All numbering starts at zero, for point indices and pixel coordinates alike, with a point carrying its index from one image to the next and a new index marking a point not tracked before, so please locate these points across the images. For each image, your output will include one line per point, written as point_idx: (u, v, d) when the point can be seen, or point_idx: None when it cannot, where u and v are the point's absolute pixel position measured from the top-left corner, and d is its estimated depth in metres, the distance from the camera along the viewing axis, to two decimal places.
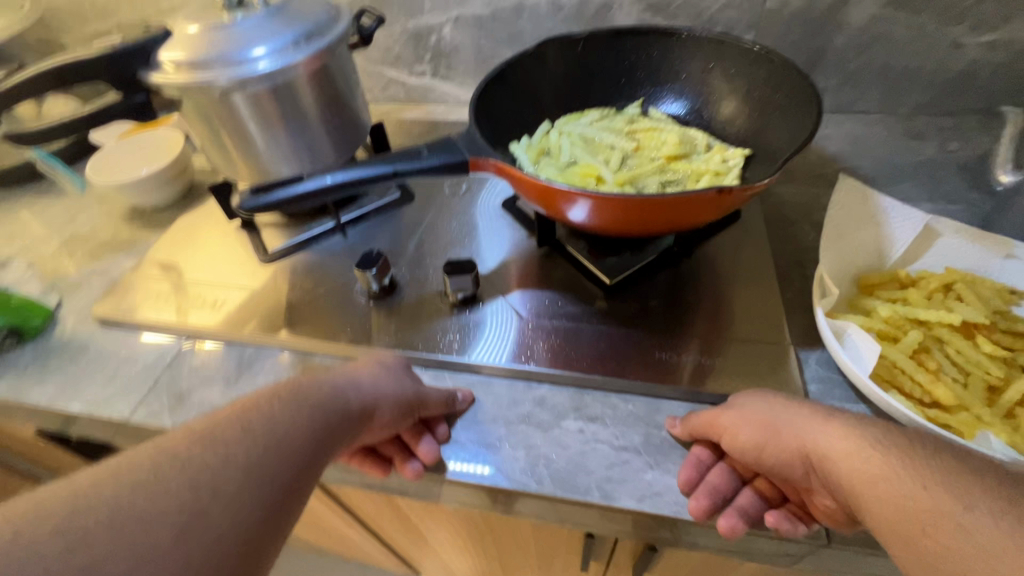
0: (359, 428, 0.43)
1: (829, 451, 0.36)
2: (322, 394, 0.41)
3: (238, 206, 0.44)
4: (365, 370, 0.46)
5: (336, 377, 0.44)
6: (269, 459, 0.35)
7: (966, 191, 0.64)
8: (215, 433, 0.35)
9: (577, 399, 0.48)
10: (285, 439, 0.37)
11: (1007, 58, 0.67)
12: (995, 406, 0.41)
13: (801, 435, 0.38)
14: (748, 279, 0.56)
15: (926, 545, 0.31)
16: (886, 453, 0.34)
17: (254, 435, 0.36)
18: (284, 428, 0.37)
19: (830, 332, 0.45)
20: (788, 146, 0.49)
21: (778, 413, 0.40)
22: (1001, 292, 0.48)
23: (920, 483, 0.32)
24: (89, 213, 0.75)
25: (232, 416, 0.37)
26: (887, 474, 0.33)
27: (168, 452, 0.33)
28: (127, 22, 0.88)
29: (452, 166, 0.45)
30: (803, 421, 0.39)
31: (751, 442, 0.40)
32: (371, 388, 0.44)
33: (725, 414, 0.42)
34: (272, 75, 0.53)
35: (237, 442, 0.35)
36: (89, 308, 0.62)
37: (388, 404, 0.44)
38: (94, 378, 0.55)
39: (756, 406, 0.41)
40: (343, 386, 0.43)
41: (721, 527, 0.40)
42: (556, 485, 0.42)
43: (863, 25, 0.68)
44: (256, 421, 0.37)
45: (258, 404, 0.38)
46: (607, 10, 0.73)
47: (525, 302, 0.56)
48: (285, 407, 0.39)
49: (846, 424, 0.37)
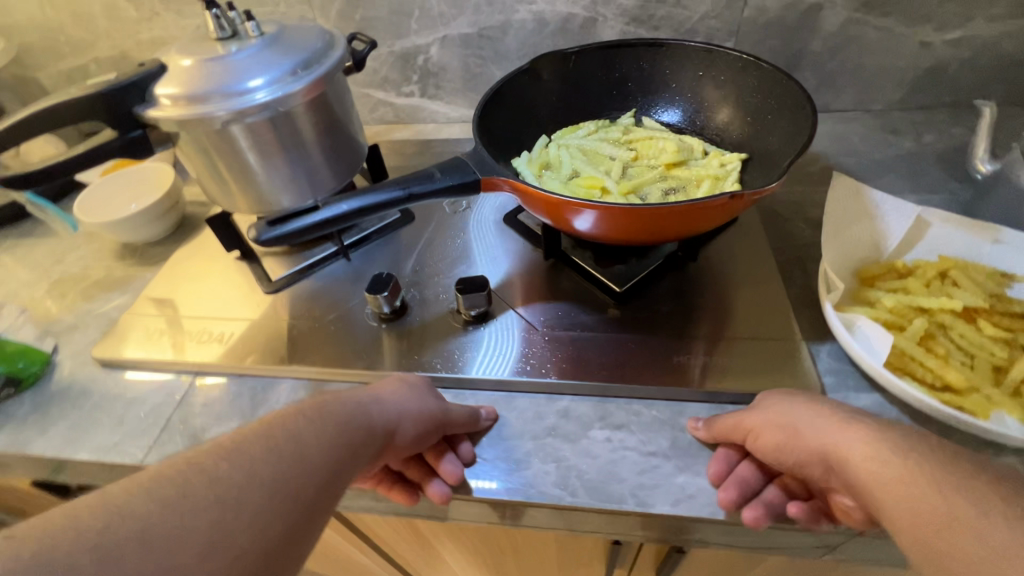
0: (382, 446, 0.42)
1: (845, 453, 0.37)
2: (346, 410, 0.41)
3: (252, 238, 0.43)
4: (387, 388, 0.46)
5: (359, 394, 0.44)
6: (295, 477, 0.35)
7: (947, 181, 0.67)
8: (242, 449, 0.35)
9: (600, 409, 0.49)
10: (311, 456, 0.37)
11: (971, 53, 0.71)
12: (1003, 385, 0.43)
13: (819, 437, 0.38)
14: (754, 279, 0.57)
15: (945, 549, 0.30)
16: (900, 453, 0.34)
17: (280, 452, 0.36)
18: (310, 445, 0.37)
19: (840, 325, 0.47)
20: (785, 149, 0.51)
21: (800, 414, 0.40)
22: (993, 276, 0.50)
23: (936, 487, 0.32)
24: (78, 253, 0.73)
25: (259, 431, 0.37)
26: (904, 476, 0.33)
27: (194, 466, 0.33)
28: (105, 56, 0.87)
29: (465, 186, 0.45)
30: (822, 414, 0.40)
31: (773, 444, 0.41)
32: (394, 406, 0.44)
33: (751, 416, 0.42)
34: (270, 104, 0.53)
35: (264, 458, 0.35)
36: (87, 350, 0.61)
37: (411, 422, 0.44)
38: (100, 421, 0.53)
39: (780, 404, 0.42)
40: (367, 403, 0.43)
41: (744, 517, 0.40)
42: (590, 496, 0.43)
43: (836, 29, 0.71)
44: (282, 437, 0.37)
45: (284, 420, 0.38)
46: (592, 25, 0.75)
47: (538, 315, 0.56)
48: (311, 424, 0.39)
49: (866, 427, 0.37)
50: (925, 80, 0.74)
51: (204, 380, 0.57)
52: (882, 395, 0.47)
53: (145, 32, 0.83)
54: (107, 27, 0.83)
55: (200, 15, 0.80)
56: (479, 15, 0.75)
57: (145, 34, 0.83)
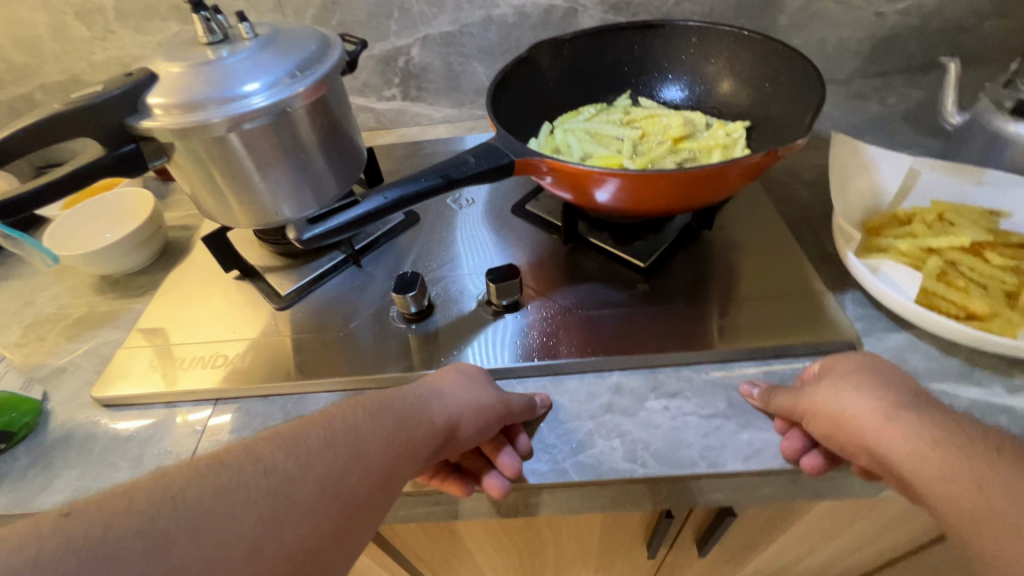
0: (443, 444, 0.40)
1: (886, 446, 0.38)
2: (406, 406, 0.40)
3: (294, 240, 0.40)
4: (448, 382, 0.44)
5: (419, 389, 0.42)
6: (350, 473, 0.34)
7: (917, 137, 0.72)
8: (298, 439, 0.34)
9: (651, 380, 0.49)
10: (367, 453, 0.35)
11: (919, 21, 0.77)
12: (1016, 307, 0.47)
13: (869, 428, 0.39)
14: (769, 241, 0.59)
15: (983, 543, 0.34)
16: (950, 450, 0.36)
17: (337, 445, 0.35)
18: (366, 439, 0.36)
19: (865, 269, 0.49)
20: (790, 112, 0.54)
21: (843, 403, 0.40)
22: (985, 214, 0.54)
23: (977, 485, 0.34)
24: (51, 291, 0.67)
25: (317, 422, 0.36)
26: (947, 475, 0.35)
27: (250, 455, 0.33)
28: (54, 82, 0.80)
29: (499, 169, 0.44)
30: (871, 393, 0.40)
31: (820, 434, 0.41)
32: (454, 401, 0.42)
33: (802, 403, 0.42)
34: (273, 107, 0.50)
35: (319, 451, 0.34)
36: (83, 393, 0.55)
37: (473, 417, 0.41)
38: (113, 465, 0.49)
39: (837, 375, 0.42)
40: (428, 398, 0.41)
41: (805, 466, 0.42)
42: (662, 464, 0.43)
43: (800, 5, 0.76)
44: (339, 431, 0.36)
45: (342, 413, 0.37)
46: (572, 15, 0.76)
47: (569, 298, 0.56)
48: (370, 419, 0.37)
49: (911, 421, 0.38)
50: (880, 48, 0.80)
51: (212, 420, 0.52)
52: (911, 332, 0.49)
53: (99, 52, 0.78)
54: (55, 49, 0.77)
55: (161, 30, 0.76)
56: (460, 12, 0.75)
57: (99, 54, 0.78)
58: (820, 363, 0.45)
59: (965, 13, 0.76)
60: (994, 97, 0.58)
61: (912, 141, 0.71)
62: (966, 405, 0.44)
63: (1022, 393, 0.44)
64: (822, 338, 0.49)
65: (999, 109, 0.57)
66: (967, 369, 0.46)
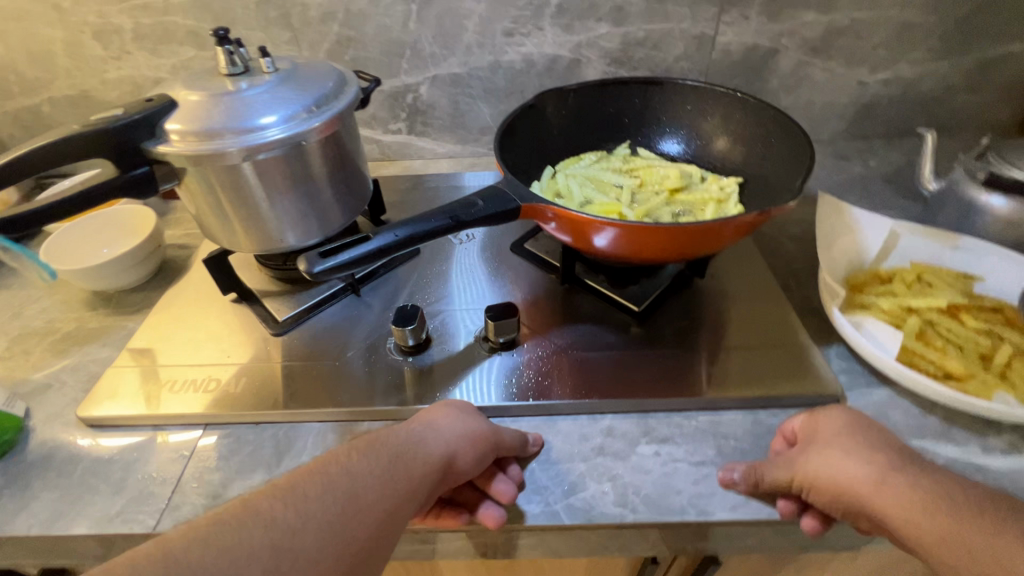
0: (443, 478, 0.40)
1: (883, 508, 0.38)
2: (399, 443, 0.39)
3: (304, 271, 0.41)
4: (442, 415, 0.43)
5: (411, 424, 0.41)
6: (348, 518, 0.34)
7: (897, 199, 0.76)
8: (296, 488, 0.34)
9: (643, 425, 0.50)
10: (366, 495, 0.35)
11: (899, 91, 0.82)
12: (991, 369, 0.49)
13: (867, 493, 0.39)
14: (758, 293, 0.61)
15: None
16: (941, 514, 0.37)
17: (335, 491, 0.35)
18: (365, 482, 0.36)
19: (849, 326, 0.52)
20: (781, 172, 0.57)
21: (837, 463, 0.41)
22: (960, 277, 0.57)
23: (966, 547, 0.35)
24: (40, 304, 0.66)
25: (313, 470, 0.36)
26: (940, 538, 0.36)
27: (251, 509, 0.33)
28: (63, 96, 0.81)
29: (506, 214, 0.46)
30: (862, 455, 0.41)
31: (822, 498, 0.41)
32: (448, 433, 0.41)
33: (798, 463, 0.42)
34: (287, 140, 0.51)
35: (317, 499, 0.34)
36: (66, 411, 0.54)
37: (468, 448, 0.41)
38: (94, 489, 0.47)
39: (828, 441, 0.43)
40: (422, 432, 0.40)
41: (806, 527, 0.42)
42: (652, 510, 0.43)
43: (790, 69, 0.80)
44: (336, 475, 0.36)
45: (337, 458, 0.37)
46: (577, 66, 0.80)
47: (564, 338, 0.57)
48: (365, 461, 0.37)
49: (904, 482, 0.39)
50: (863, 114, 0.85)
51: (200, 442, 0.51)
52: (891, 389, 0.51)
53: (113, 71, 0.79)
54: (68, 65, 0.78)
55: (177, 54, 0.78)
56: (470, 56, 0.79)
57: (112, 73, 0.79)
58: (805, 424, 0.45)
59: (941, 87, 0.81)
60: (968, 168, 0.62)
61: (892, 204, 0.75)
62: (944, 463, 0.45)
63: (996, 452, 0.46)
64: (809, 390, 0.50)
65: (971, 180, 0.61)
66: (944, 427, 0.48)
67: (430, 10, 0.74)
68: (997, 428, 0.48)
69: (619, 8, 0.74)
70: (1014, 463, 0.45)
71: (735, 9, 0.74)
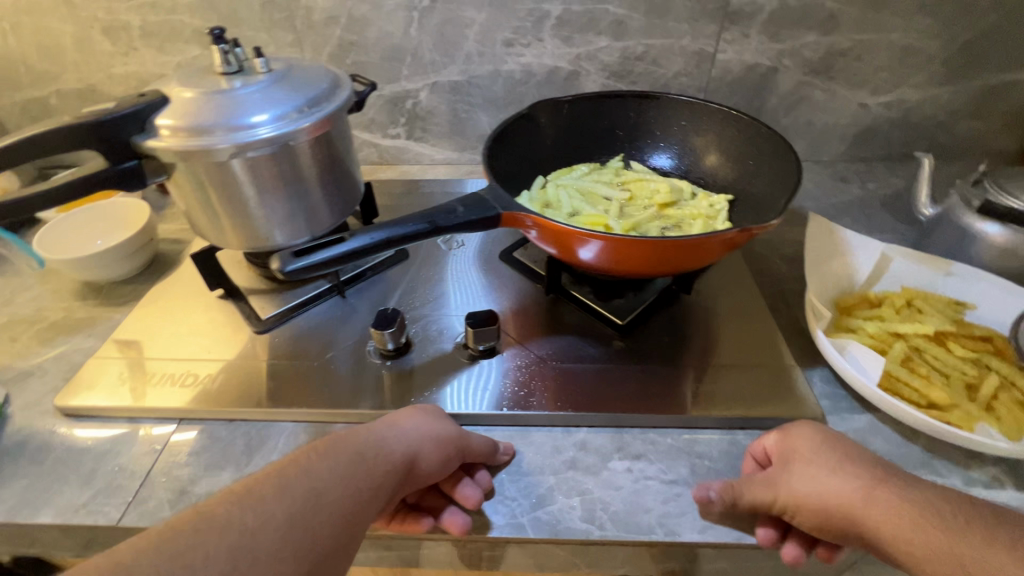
0: (405, 479, 0.40)
1: (875, 527, 0.37)
2: (360, 443, 0.39)
3: (275, 270, 0.41)
4: (406, 417, 0.43)
5: (374, 424, 0.41)
6: (308, 518, 0.34)
7: (893, 223, 0.75)
8: (253, 491, 0.34)
9: (617, 440, 0.49)
10: (326, 494, 0.35)
11: (900, 114, 0.82)
12: (976, 400, 0.48)
13: (859, 512, 0.38)
14: (744, 312, 0.61)
15: None
16: (931, 528, 0.35)
17: (294, 492, 0.34)
18: (325, 483, 0.35)
19: (832, 349, 0.51)
20: (770, 191, 0.57)
21: (822, 482, 0.40)
22: (951, 304, 0.56)
23: (959, 563, 0.34)
24: (31, 292, 0.67)
25: (272, 473, 0.35)
26: (932, 555, 0.34)
27: (207, 514, 0.32)
28: (69, 88, 0.83)
29: (486, 219, 0.47)
30: (845, 472, 0.40)
31: (810, 523, 0.40)
32: (411, 432, 0.41)
33: (781, 485, 0.41)
34: (276, 139, 0.52)
35: (276, 501, 0.33)
36: (45, 399, 0.55)
37: (433, 448, 0.41)
38: (63, 479, 0.48)
39: (807, 459, 0.41)
40: (384, 432, 0.40)
41: (784, 556, 0.41)
42: (619, 528, 0.42)
43: (791, 89, 0.80)
44: (295, 477, 0.35)
45: (297, 460, 0.36)
46: (576, 78, 0.80)
47: (544, 348, 0.57)
48: (325, 461, 0.37)
49: (895, 496, 0.37)
50: (863, 136, 0.84)
51: (173, 437, 0.51)
52: (874, 415, 0.50)
53: (119, 66, 0.80)
54: (76, 59, 0.80)
55: (182, 52, 0.79)
56: (470, 65, 0.79)
57: (119, 68, 0.81)
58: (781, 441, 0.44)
59: (943, 112, 0.81)
60: (963, 195, 0.61)
61: (888, 228, 0.74)
62: None
63: (978, 485, 0.45)
64: (788, 413, 0.50)
65: (967, 207, 0.60)
66: (926, 457, 0.47)
67: (431, 18, 0.75)
68: (980, 460, 0.46)
69: (619, 22, 0.74)
70: (995, 497, 0.44)
71: (735, 27, 0.74)
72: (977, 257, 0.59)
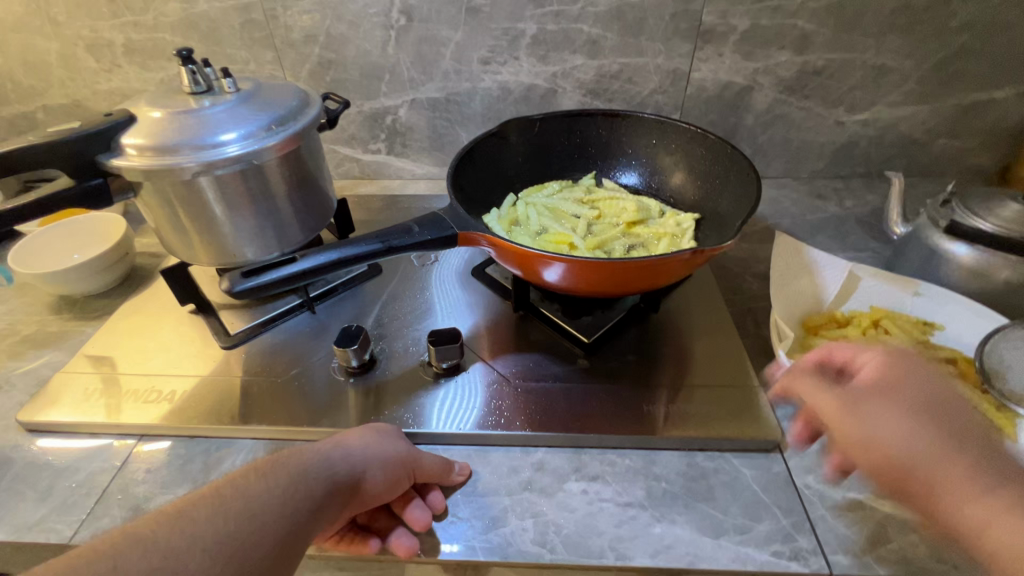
0: (349, 499, 0.40)
1: (950, 485, 0.36)
2: (303, 463, 0.39)
3: (224, 288, 0.45)
4: (353, 436, 0.43)
5: (321, 444, 0.41)
6: (242, 538, 0.33)
7: (869, 241, 0.75)
8: (186, 512, 0.33)
9: (575, 460, 0.49)
10: (263, 514, 0.35)
11: (877, 132, 0.82)
12: None
13: (935, 471, 0.36)
14: (712, 330, 0.60)
15: None
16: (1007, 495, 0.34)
17: (229, 512, 0.34)
18: (263, 502, 0.35)
19: (794, 371, 0.50)
20: (734, 210, 0.57)
21: (914, 433, 0.38)
22: (917, 325, 0.56)
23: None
24: (7, 306, 0.68)
25: (208, 492, 0.35)
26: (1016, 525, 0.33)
27: (136, 535, 0.32)
28: (55, 104, 0.84)
29: (442, 240, 0.49)
30: (920, 430, 0.38)
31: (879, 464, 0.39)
32: (358, 453, 0.42)
33: (876, 430, 0.39)
34: (243, 158, 0.52)
35: (209, 521, 0.33)
36: (10, 414, 0.55)
37: (379, 468, 0.42)
38: (20, 495, 0.48)
39: (912, 398, 0.39)
40: (329, 452, 0.41)
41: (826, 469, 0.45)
42: (571, 551, 0.42)
43: (766, 107, 0.80)
44: (230, 498, 0.35)
45: (236, 480, 0.36)
46: (553, 95, 0.81)
47: (508, 366, 0.57)
48: (265, 481, 0.37)
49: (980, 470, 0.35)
50: (841, 153, 0.85)
51: (132, 453, 0.52)
52: None
53: (104, 83, 0.82)
54: (61, 76, 0.81)
55: (165, 69, 0.80)
56: (447, 82, 0.80)
57: (103, 84, 0.82)
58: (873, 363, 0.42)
59: (920, 130, 0.81)
60: (931, 215, 0.60)
61: (863, 246, 0.74)
62: (879, 520, 0.44)
63: None
64: (750, 434, 0.49)
65: (935, 227, 0.59)
66: None
67: (408, 36, 0.76)
68: None
69: (594, 41, 0.75)
70: None
71: (709, 46, 0.75)
72: (946, 277, 0.59)
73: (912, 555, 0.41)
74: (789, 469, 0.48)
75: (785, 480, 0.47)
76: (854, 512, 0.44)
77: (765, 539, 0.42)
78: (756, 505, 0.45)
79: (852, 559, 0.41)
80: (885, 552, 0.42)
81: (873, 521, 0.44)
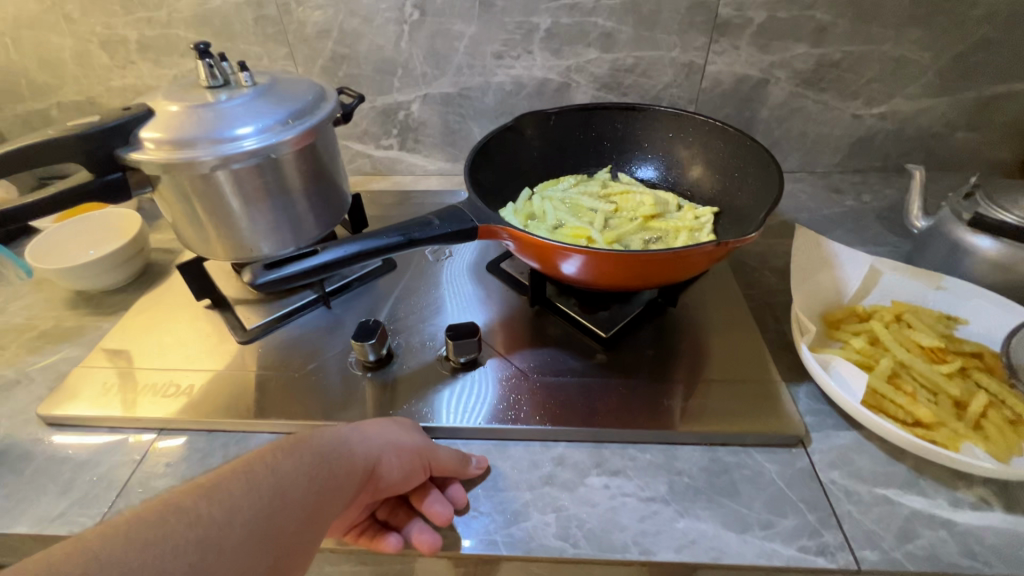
0: (366, 483, 0.40)
1: None
2: (327, 444, 0.39)
3: (246, 281, 0.44)
4: (372, 422, 0.43)
5: (341, 426, 0.41)
6: (274, 515, 0.33)
7: (887, 236, 0.74)
8: (220, 486, 0.33)
9: (596, 455, 0.49)
10: (292, 493, 0.35)
11: (895, 125, 0.81)
12: (964, 419, 0.47)
13: None
14: (730, 325, 0.60)
15: None
16: None
17: (260, 488, 0.34)
18: (292, 480, 0.35)
19: (817, 364, 0.50)
20: (755, 204, 0.57)
21: None
22: (941, 319, 0.55)
23: None
24: (24, 302, 0.69)
25: (237, 467, 0.35)
26: None
27: (173, 506, 0.31)
28: (69, 101, 0.84)
29: (461, 232, 0.48)
30: None
31: None
32: (377, 438, 0.41)
33: None
34: (260, 151, 0.52)
35: (243, 497, 0.33)
36: (29, 409, 0.55)
37: (396, 455, 0.42)
38: (42, 488, 0.48)
39: None
40: (350, 434, 0.40)
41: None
42: (594, 546, 0.42)
43: (782, 101, 0.79)
44: (260, 474, 0.35)
45: (262, 456, 0.36)
46: (567, 88, 0.80)
47: (525, 360, 0.57)
48: (291, 460, 0.36)
49: None
50: (858, 147, 0.84)
51: (153, 447, 0.52)
52: (859, 432, 0.49)
53: (117, 79, 0.82)
54: (76, 72, 0.81)
55: (178, 65, 0.80)
56: (460, 77, 0.80)
57: (117, 81, 0.82)
58: None
59: (940, 123, 0.80)
60: (954, 208, 0.59)
61: (882, 240, 0.73)
62: (906, 515, 0.43)
63: (965, 506, 0.44)
64: (772, 429, 0.48)
65: (958, 220, 0.58)
66: (911, 477, 0.46)
67: (421, 31, 0.76)
68: (968, 480, 0.45)
69: (608, 34, 0.75)
70: (983, 519, 0.43)
71: (725, 39, 0.74)
72: (970, 270, 0.58)
73: (941, 551, 0.41)
74: (813, 463, 0.47)
75: (810, 474, 0.46)
76: (879, 507, 0.44)
77: (791, 534, 0.42)
78: (781, 501, 0.44)
79: (880, 555, 0.41)
80: (914, 549, 0.41)
81: (901, 516, 0.43)
